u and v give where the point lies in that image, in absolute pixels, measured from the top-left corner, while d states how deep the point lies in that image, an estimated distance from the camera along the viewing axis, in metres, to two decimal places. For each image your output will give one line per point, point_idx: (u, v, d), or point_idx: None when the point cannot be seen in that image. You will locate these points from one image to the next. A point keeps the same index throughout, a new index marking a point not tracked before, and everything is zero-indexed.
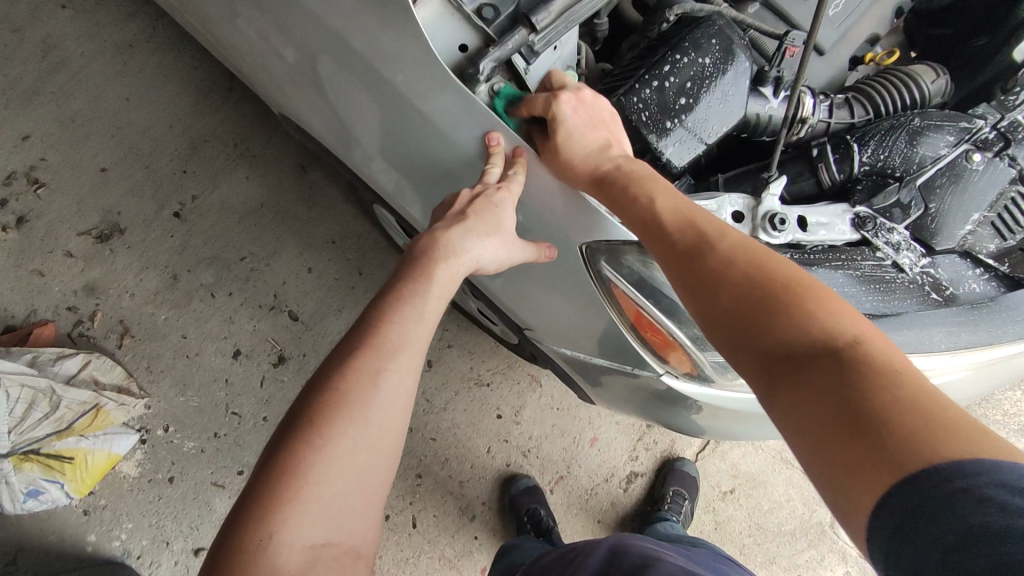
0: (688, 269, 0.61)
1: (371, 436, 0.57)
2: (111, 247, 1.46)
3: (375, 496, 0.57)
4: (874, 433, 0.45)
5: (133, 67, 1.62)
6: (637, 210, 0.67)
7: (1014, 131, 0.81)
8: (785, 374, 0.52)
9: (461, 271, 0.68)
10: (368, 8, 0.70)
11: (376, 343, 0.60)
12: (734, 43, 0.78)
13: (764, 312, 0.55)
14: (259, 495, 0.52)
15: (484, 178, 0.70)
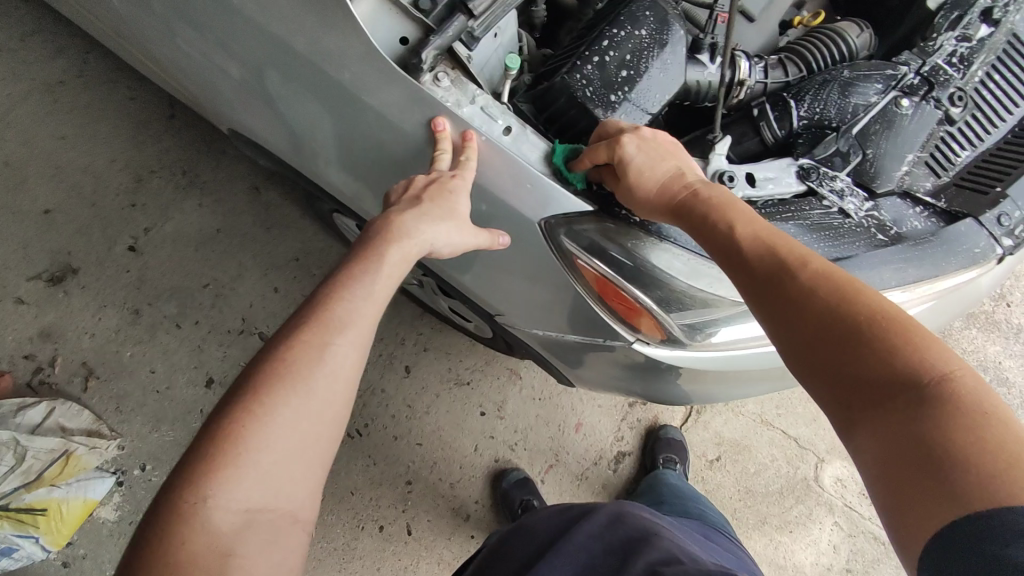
0: (759, 288, 0.59)
1: (315, 407, 0.57)
2: (64, 289, 1.42)
3: (315, 468, 0.57)
4: (943, 468, 0.44)
5: (68, 105, 1.57)
6: (714, 236, 0.65)
7: (936, 74, 0.84)
8: (864, 399, 0.50)
9: (415, 253, 0.67)
10: (305, 9, 0.70)
11: (324, 318, 0.60)
12: (668, 14, 0.80)
13: (846, 336, 0.52)
14: (195, 458, 0.52)
15: (436, 165, 0.71)
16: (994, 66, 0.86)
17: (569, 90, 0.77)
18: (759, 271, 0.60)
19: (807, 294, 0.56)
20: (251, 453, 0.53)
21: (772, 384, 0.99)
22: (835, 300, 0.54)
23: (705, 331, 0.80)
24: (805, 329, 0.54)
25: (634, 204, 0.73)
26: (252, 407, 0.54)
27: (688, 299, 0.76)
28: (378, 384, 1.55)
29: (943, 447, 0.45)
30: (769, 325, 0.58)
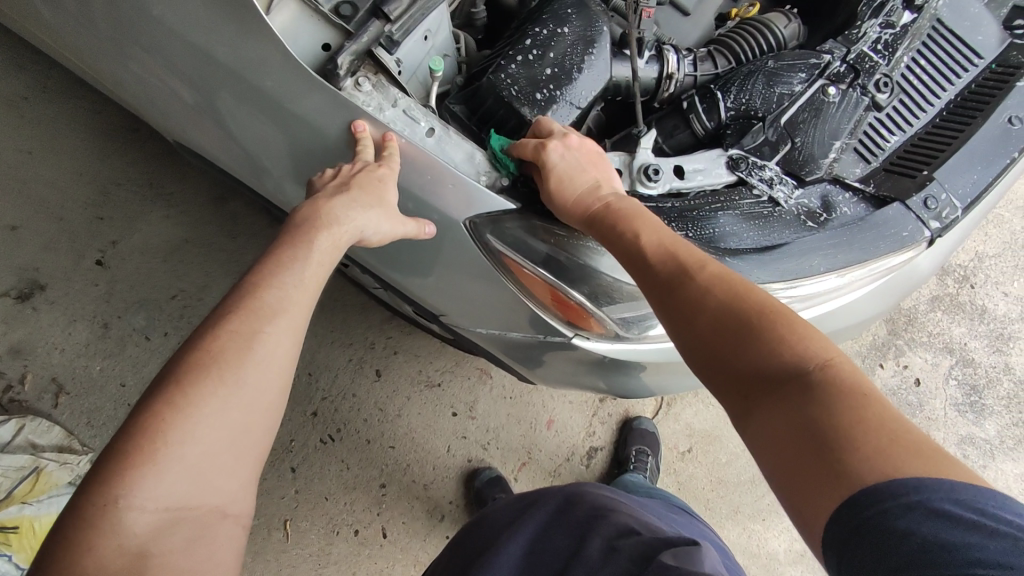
0: (661, 295, 0.62)
1: (245, 397, 0.55)
2: (32, 305, 1.42)
3: (245, 462, 0.56)
4: (828, 453, 0.47)
5: (29, 121, 1.57)
6: (622, 244, 0.67)
7: (862, 62, 0.85)
8: (758, 393, 0.53)
9: (346, 240, 0.68)
10: (224, 18, 0.70)
11: (252, 306, 0.59)
12: (592, 10, 0.82)
13: (737, 334, 0.55)
14: (113, 454, 0.50)
15: (361, 158, 0.71)
16: (919, 51, 0.87)
17: (495, 89, 0.78)
18: (661, 278, 0.62)
19: (703, 299, 0.59)
20: (173, 446, 0.51)
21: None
22: (726, 303, 0.57)
23: (642, 324, 0.81)
24: (701, 333, 0.57)
25: (555, 209, 0.74)
26: (174, 399, 0.52)
27: (616, 292, 0.77)
28: (348, 389, 1.55)
29: (825, 432, 0.48)
30: (672, 330, 0.60)
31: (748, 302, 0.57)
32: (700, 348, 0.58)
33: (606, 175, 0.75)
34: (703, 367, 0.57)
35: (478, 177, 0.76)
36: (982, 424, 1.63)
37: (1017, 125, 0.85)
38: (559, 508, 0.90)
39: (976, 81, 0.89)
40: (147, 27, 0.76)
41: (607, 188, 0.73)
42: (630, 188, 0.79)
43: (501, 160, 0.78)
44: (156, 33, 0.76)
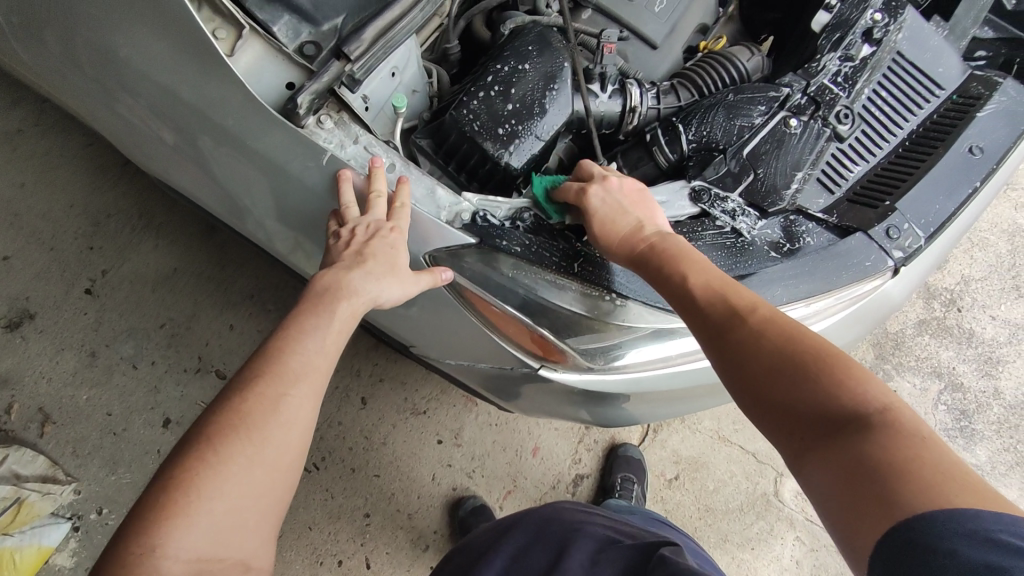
0: (713, 333, 0.64)
1: (271, 457, 0.56)
2: (21, 334, 1.43)
3: (270, 516, 0.57)
4: (882, 492, 0.48)
5: (24, 153, 1.59)
6: (671, 283, 0.69)
7: (822, 94, 0.87)
8: (814, 432, 0.54)
9: (362, 311, 0.67)
10: (189, 60, 0.72)
11: (279, 369, 0.60)
12: (553, 45, 0.84)
13: (793, 373, 0.57)
14: (145, 510, 0.51)
15: (376, 219, 0.71)
16: (880, 84, 0.88)
17: (457, 124, 0.80)
18: (713, 317, 0.64)
19: (758, 340, 0.60)
20: (204, 501, 0.52)
21: (706, 400, 0.98)
22: (780, 342, 0.59)
23: (607, 354, 0.81)
24: (756, 373, 0.59)
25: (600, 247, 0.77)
26: (205, 455, 0.54)
27: (577, 323, 0.78)
28: (333, 417, 1.53)
29: (880, 470, 0.49)
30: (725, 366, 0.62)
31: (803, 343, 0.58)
32: (754, 385, 0.59)
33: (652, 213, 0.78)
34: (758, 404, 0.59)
35: (439, 215, 0.76)
36: (973, 449, 1.61)
37: (978, 154, 0.86)
38: (538, 527, 0.88)
39: (938, 112, 0.90)
40: (125, 66, 0.78)
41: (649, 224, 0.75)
42: None
43: (545, 205, 0.82)
44: (133, 72, 0.78)
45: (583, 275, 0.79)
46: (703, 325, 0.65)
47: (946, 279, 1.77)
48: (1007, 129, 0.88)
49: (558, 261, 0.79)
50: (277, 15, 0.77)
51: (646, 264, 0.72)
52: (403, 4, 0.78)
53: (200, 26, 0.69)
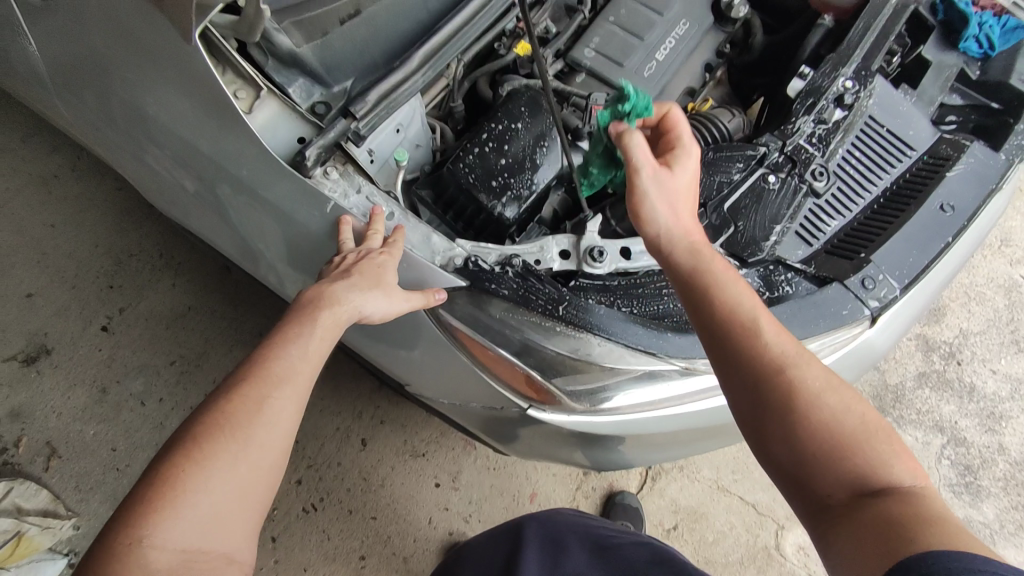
0: (762, 366, 0.64)
1: (254, 454, 0.60)
2: (37, 369, 1.48)
3: (255, 513, 0.59)
4: (912, 542, 0.52)
5: (57, 197, 1.68)
6: (730, 308, 0.68)
7: (798, 153, 0.92)
8: (851, 495, 0.59)
9: (345, 321, 0.71)
10: (208, 118, 0.80)
11: (263, 372, 0.64)
12: (542, 105, 0.94)
13: (841, 439, 0.61)
14: (133, 502, 0.54)
15: (367, 245, 0.77)
16: (853, 144, 0.95)
17: (455, 177, 0.87)
18: (770, 351, 0.65)
19: (812, 394, 0.62)
20: (190, 495, 0.55)
21: (704, 443, 0.98)
22: (829, 398, 0.63)
23: (592, 396, 0.84)
24: (808, 425, 0.61)
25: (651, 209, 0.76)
26: (191, 452, 0.57)
27: (561, 365, 0.81)
28: (333, 457, 1.54)
29: (911, 527, 0.54)
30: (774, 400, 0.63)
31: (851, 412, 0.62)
32: (797, 428, 0.62)
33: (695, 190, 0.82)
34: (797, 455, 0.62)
35: (433, 258, 0.81)
36: (979, 506, 1.58)
37: (950, 211, 0.91)
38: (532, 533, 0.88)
39: (910, 171, 0.95)
40: (156, 122, 0.85)
41: (698, 234, 0.76)
42: (577, 268, 0.88)
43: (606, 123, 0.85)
44: (162, 128, 0.85)
45: (568, 317, 0.82)
46: (754, 354, 0.65)
47: (944, 332, 1.77)
48: (976, 188, 0.92)
49: (544, 304, 0.82)
50: (292, 78, 0.85)
51: (696, 277, 0.71)
52: (408, 68, 0.86)
53: (223, 88, 0.75)
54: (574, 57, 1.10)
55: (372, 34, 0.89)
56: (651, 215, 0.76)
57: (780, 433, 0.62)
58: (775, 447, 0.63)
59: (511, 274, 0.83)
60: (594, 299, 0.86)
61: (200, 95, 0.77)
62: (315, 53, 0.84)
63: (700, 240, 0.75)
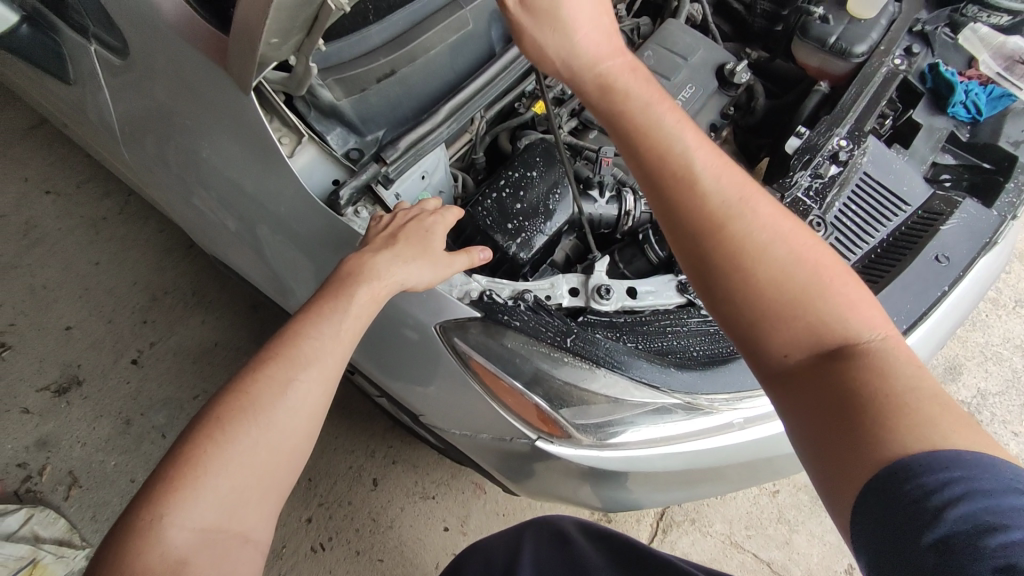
0: (706, 229, 0.59)
1: (273, 438, 0.63)
2: (67, 399, 1.54)
3: (273, 494, 0.63)
4: (877, 435, 0.51)
5: (104, 236, 1.78)
6: (671, 165, 0.60)
7: (797, 205, 0.99)
8: (810, 365, 0.56)
9: (385, 294, 0.76)
10: (255, 163, 0.89)
11: (290, 354, 0.67)
12: (556, 155, 1.02)
13: (794, 301, 0.57)
14: (160, 480, 0.58)
15: (415, 212, 0.85)
16: (849, 197, 1.01)
17: (475, 219, 0.95)
18: (709, 204, 0.59)
19: (763, 255, 0.58)
20: (211, 474, 0.59)
21: (714, 486, 0.98)
22: (777, 252, 0.58)
23: (600, 430, 0.86)
24: (762, 294, 0.57)
25: (549, 43, 0.65)
26: (215, 433, 0.61)
27: (568, 396, 0.85)
28: (344, 497, 1.53)
29: (872, 409, 0.52)
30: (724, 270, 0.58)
31: (803, 265, 0.58)
32: (748, 289, 0.58)
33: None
34: (753, 327, 0.58)
35: (452, 291, 0.88)
36: None
37: (944, 261, 0.96)
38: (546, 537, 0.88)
39: (905, 225, 1.02)
40: (209, 165, 0.95)
41: (619, 60, 0.65)
42: (586, 304, 0.94)
43: None
44: (214, 170, 0.95)
45: (575, 349, 0.87)
46: (694, 211, 0.59)
47: (960, 392, 1.75)
48: (970, 241, 0.98)
49: (553, 335, 0.88)
50: (331, 127, 0.94)
51: (623, 126, 0.62)
52: (435, 121, 0.95)
53: (270, 134, 0.84)
54: (587, 116, 1.20)
55: (406, 92, 0.99)
56: (541, 57, 0.66)
57: (727, 296, 0.58)
58: (723, 310, 0.59)
59: (523, 308, 0.89)
60: (601, 333, 0.92)
61: (252, 144, 0.87)
62: (353, 106, 0.94)
63: (621, 70, 0.65)
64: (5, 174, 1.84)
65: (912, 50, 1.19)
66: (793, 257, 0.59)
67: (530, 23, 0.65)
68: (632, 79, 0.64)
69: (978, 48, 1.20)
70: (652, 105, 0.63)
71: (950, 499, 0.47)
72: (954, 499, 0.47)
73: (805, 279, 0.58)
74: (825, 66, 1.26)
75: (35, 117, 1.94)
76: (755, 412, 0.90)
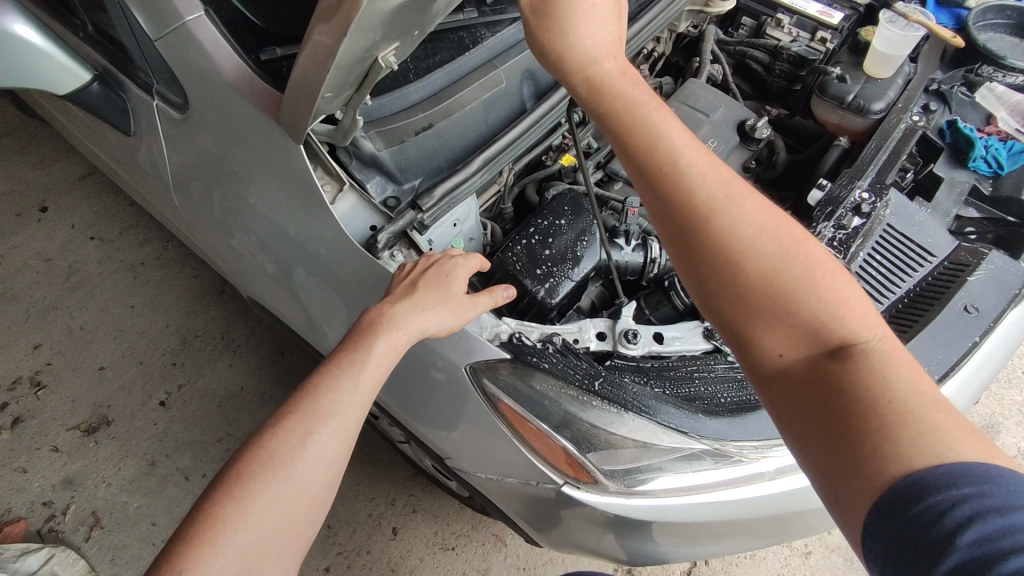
0: (693, 225, 0.58)
1: (292, 492, 0.63)
2: (96, 438, 1.57)
3: (293, 549, 0.64)
4: (879, 444, 0.49)
5: (142, 280, 1.85)
6: (659, 162, 0.60)
7: None
8: (803, 368, 0.55)
9: (404, 345, 0.75)
10: (298, 208, 0.94)
11: (310, 408, 0.67)
12: (583, 204, 1.06)
13: (785, 298, 0.55)
14: (180, 538, 0.58)
15: (436, 259, 0.85)
16: (873, 248, 1.03)
17: (504, 264, 0.99)
18: (697, 199, 0.58)
19: (752, 252, 0.57)
20: (230, 531, 0.59)
21: (745, 540, 0.95)
22: (767, 246, 0.57)
23: (629, 476, 0.86)
24: (752, 294, 0.56)
25: (551, 49, 0.66)
26: (236, 490, 0.61)
27: (596, 439, 0.86)
28: (363, 545, 1.48)
29: (874, 419, 0.50)
30: (713, 267, 0.58)
31: (795, 262, 0.57)
32: (740, 291, 0.57)
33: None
34: (743, 326, 0.57)
35: (484, 332, 0.90)
36: None
37: (974, 312, 0.96)
38: None
39: (931, 276, 1.03)
40: (254, 211, 1.00)
41: (611, 61, 0.66)
42: (612, 348, 0.96)
43: None
44: (259, 216, 1.00)
45: (604, 393, 0.88)
46: (682, 207, 0.58)
47: None
48: (999, 292, 0.99)
49: (581, 378, 0.89)
50: (371, 176, 0.99)
51: (617, 126, 0.63)
52: (468, 171, 1.00)
53: (314, 181, 0.89)
54: (613, 168, 1.25)
55: (441, 145, 1.05)
56: (541, 51, 0.67)
57: (718, 294, 0.58)
58: (718, 306, 0.58)
59: (551, 350, 0.91)
60: (629, 377, 0.93)
61: (297, 189, 0.92)
62: (393, 157, 1.00)
63: (613, 72, 0.65)
64: (54, 221, 1.94)
65: (930, 107, 1.23)
66: (785, 251, 0.57)
67: (531, 23, 0.67)
68: (627, 83, 0.64)
69: (995, 105, 1.23)
70: (646, 103, 0.63)
71: (959, 521, 0.45)
72: (963, 520, 0.45)
73: (798, 275, 0.56)
74: (844, 122, 1.31)
75: (86, 168, 2.06)
76: (786, 461, 0.89)
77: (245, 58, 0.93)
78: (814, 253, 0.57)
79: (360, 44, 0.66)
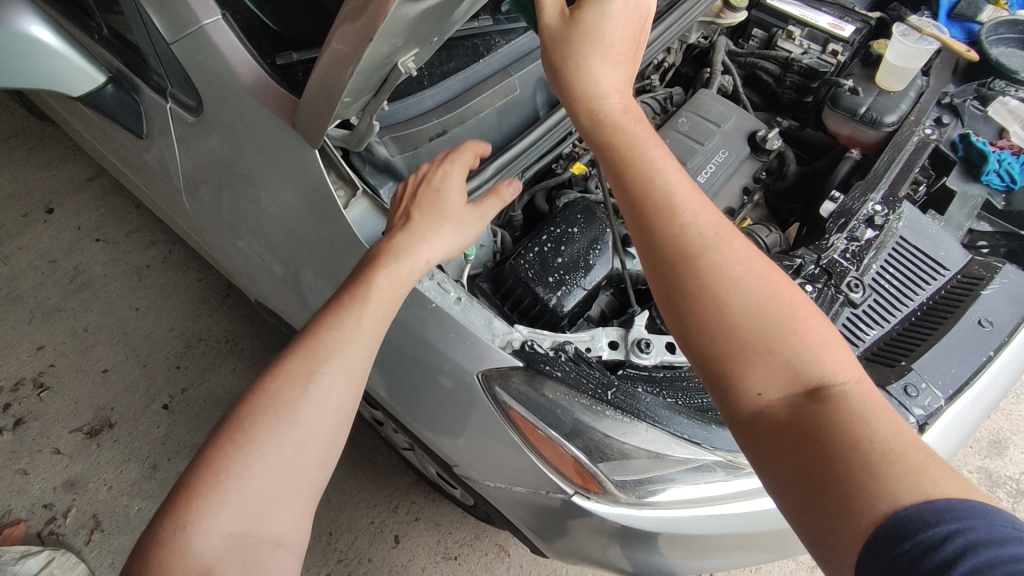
0: (680, 260, 0.58)
1: (297, 434, 0.62)
2: (97, 441, 1.56)
3: (303, 493, 0.62)
4: (865, 490, 0.48)
5: (147, 283, 1.84)
6: (651, 196, 0.59)
7: (833, 266, 1.02)
8: (784, 409, 0.54)
9: (409, 276, 0.74)
10: (310, 214, 0.94)
11: (309, 349, 0.66)
12: (596, 212, 1.06)
13: (767, 338, 0.55)
14: (184, 486, 0.58)
15: (423, 171, 0.83)
16: (886, 260, 1.03)
17: (516, 271, 0.99)
18: (686, 237, 0.58)
19: (738, 292, 0.56)
20: (234, 478, 0.59)
21: (752, 555, 0.94)
22: (752, 287, 0.57)
23: (640, 487, 0.85)
24: (736, 333, 0.56)
25: (562, 77, 0.66)
26: (238, 436, 0.61)
27: (610, 449, 0.85)
28: (364, 553, 1.47)
29: (858, 461, 0.49)
30: (699, 303, 0.57)
31: (776, 305, 0.57)
32: (725, 330, 0.56)
33: (612, 47, 0.66)
34: (725, 365, 0.56)
35: (496, 339, 0.89)
36: None
37: (988, 325, 0.96)
38: None
39: (944, 289, 1.02)
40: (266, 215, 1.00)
41: (617, 99, 0.65)
42: (625, 357, 0.95)
43: None
44: (271, 220, 1.00)
45: (616, 403, 0.88)
46: (670, 240, 0.58)
47: (1009, 468, 1.63)
48: (1012, 307, 0.98)
49: (593, 387, 0.89)
50: (383, 181, 0.98)
51: (610, 154, 0.62)
52: (482, 175, 0.99)
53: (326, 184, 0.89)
54: None
55: None
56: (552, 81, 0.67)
57: (702, 332, 0.57)
58: (700, 343, 0.57)
59: (564, 358, 0.91)
60: (641, 388, 0.93)
61: (311, 194, 0.92)
62: (406, 163, 1.00)
63: (617, 103, 0.64)
64: (61, 222, 1.94)
65: (942, 121, 1.23)
66: (768, 293, 0.57)
67: (549, 54, 0.67)
68: (629, 114, 0.64)
69: (1007, 120, 1.24)
70: (644, 137, 0.63)
71: (950, 556, 0.43)
72: (956, 555, 0.43)
73: (779, 317, 0.56)
74: (856, 134, 1.31)
75: (93, 170, 2.06)
76: None
77: (261, 62, 0.93)
78: (795, 296, 0.57)
79: (382, 49, 0.66)
